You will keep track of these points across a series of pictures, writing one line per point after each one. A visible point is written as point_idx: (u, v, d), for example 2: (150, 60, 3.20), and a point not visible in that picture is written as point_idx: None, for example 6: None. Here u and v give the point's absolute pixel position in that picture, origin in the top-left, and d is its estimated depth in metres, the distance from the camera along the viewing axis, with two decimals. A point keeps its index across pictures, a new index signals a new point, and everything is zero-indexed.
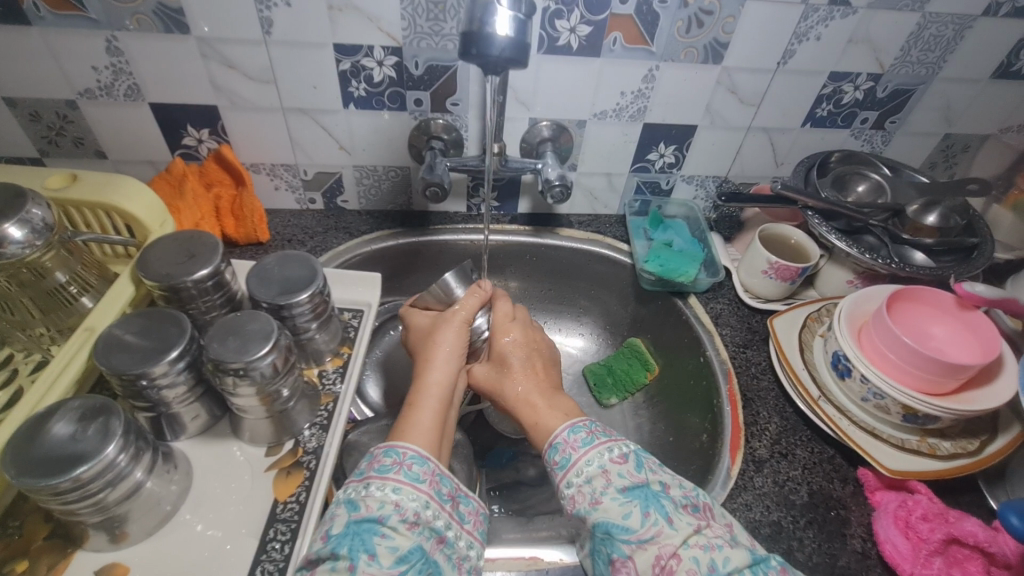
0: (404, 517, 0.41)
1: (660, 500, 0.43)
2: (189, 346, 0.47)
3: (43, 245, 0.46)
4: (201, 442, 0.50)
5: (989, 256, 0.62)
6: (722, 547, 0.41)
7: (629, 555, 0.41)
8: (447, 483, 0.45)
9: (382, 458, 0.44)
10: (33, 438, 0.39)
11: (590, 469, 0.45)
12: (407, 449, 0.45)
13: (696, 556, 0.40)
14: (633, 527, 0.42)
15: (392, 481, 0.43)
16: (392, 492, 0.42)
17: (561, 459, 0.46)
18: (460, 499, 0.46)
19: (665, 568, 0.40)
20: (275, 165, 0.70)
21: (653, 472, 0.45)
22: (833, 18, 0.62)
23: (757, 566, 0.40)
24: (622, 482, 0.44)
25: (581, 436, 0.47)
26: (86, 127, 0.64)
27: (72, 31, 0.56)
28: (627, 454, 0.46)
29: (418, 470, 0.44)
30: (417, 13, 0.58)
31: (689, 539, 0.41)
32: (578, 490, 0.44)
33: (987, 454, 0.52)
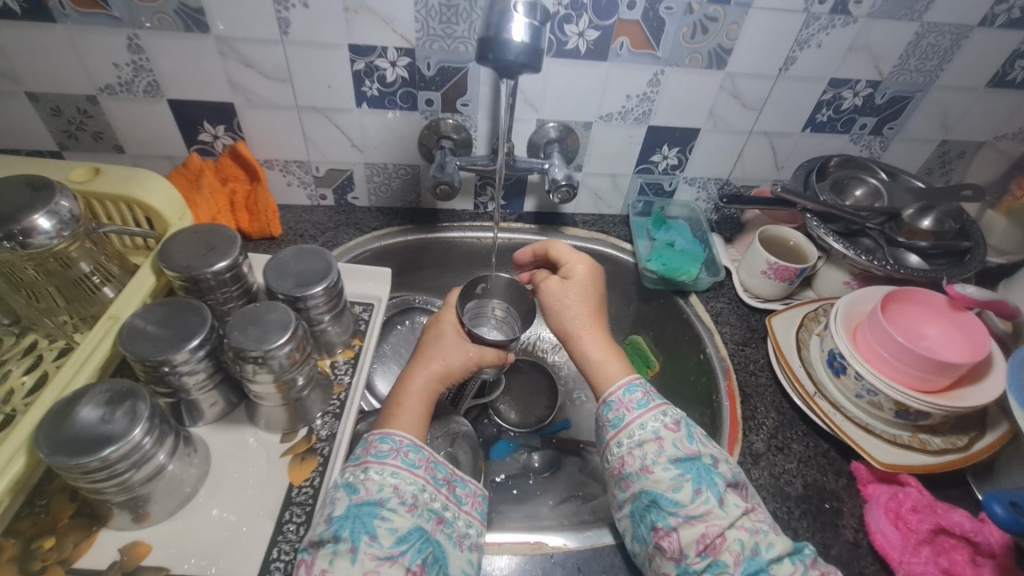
0: (402, 500, 0.43)
1: (713, 478, 0.46)
2: (209, 335, 0.49)
3: (70, 235, 0.47)
4: (218, 428, 0.52)
5: (982, 259, 0.65)
6: (765, 533, 0.44)
7: (674, 528, 0.44)
8: (441, 469, 0.48)
9: (378, 445, 0.46)
10: (62, 420, 0.41)
11: (644, 434, 0.48)
12: (403, 437, 0.47)
13: (740, 537, 0.43)
14: (683, 501, 0.45)
15: (391, 466, 0.45)
16: (390, 476, 0.44)
17: (614, 420, 0.50)
18: (456, 482, 0.48)
19: (710, 546, 0.43)
20: (289, 162, 0.72)
21: (704, 447, 0.48)
22: (834, 26, 0.64)
23: (797, 555, 0.44)
24: (675, 453, 0.47)
25: (637, 399, 0.50)
26: (106, 122, 0.66)
27: (96, 29, 0.58)
28: (680, 423, 0.49)
29: (413, 456, 0.46)
30: (431, 16, 0.59)
31: (736, 521, 0.44)
32: (629, 453, 0.48)
33: (976, 450, 0.54)
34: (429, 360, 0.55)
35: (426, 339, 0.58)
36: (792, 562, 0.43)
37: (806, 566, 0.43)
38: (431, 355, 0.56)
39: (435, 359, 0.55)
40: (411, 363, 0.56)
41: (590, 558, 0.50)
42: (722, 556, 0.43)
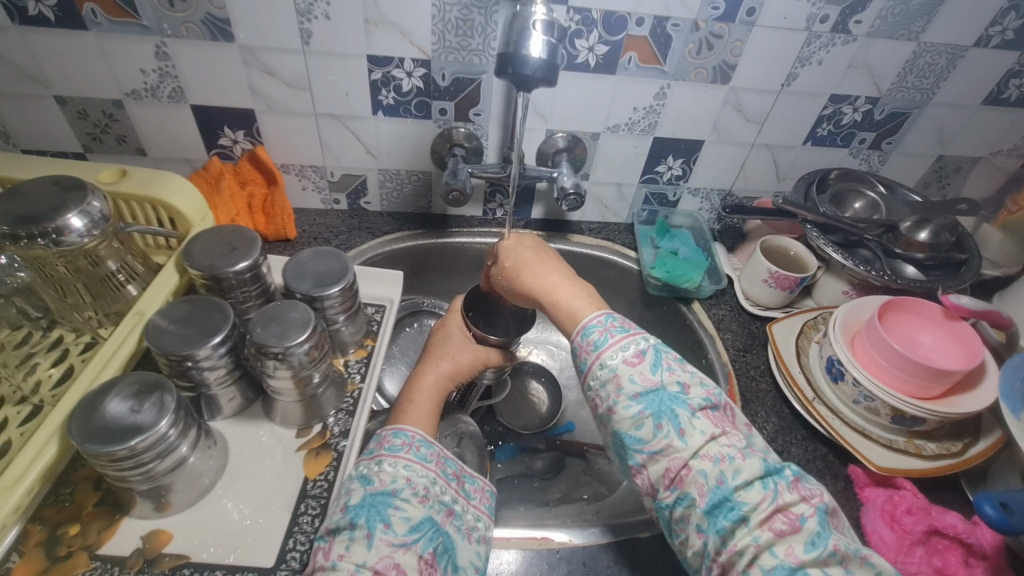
0: (415, 491, 0.45)
1: (675, 409, 0.43)
2: (231, 332, 0.51)
3: (99, 234, 0.49)
4: (235, 423, 0.53)
5: (976, 271, 0.67)
6: (734, 458, 0.41)
7: (643, 465, 0.43)
8: (451, 464, 0.49)
9: (391, 439, 0.48)
10: (92, 411, 0.42)
11: (604, 373, 0.46)
12: (415, 432, 0.49)
13: (705, 469, 0.40)
14: (646, 439, 0.43)
15: (404, 459, 0.46)
16: (403, 469, 0.46)
17: (580, 363, 0.48)
18: (465, 478, 0.50)
19: (676, 479, 0.41)
20: (305, 167, 0.74)
21: (670, 376, 0.45)
22: (834, 45, 0.66)
23: (770, 478, 0.40)
24: (633, 388, 0.44)
25: (594, 338, 0.47)
26: (130, 125, 0.68)
27: (125, 37, 0.60)
28: (644, 353, 0.46)
29: (425, 451, 0.48)
30: (447, 29, 0.62)
31: (701, 450, 0.41)
32: (596, 396, 0.46)
33: (970, 456, 0.55)
34: (438, 359, 0.57)
35: (432, 341, 0.60)
36: (763, 487, 0.39)
37: (780, 490, 0.39)
38: (439, 354, 0.58)
39: (444, 358, 0.57)
40: (420, 363, 0.58)
41: (594, 556, 0.52)
42: (688, 489, 0.41)
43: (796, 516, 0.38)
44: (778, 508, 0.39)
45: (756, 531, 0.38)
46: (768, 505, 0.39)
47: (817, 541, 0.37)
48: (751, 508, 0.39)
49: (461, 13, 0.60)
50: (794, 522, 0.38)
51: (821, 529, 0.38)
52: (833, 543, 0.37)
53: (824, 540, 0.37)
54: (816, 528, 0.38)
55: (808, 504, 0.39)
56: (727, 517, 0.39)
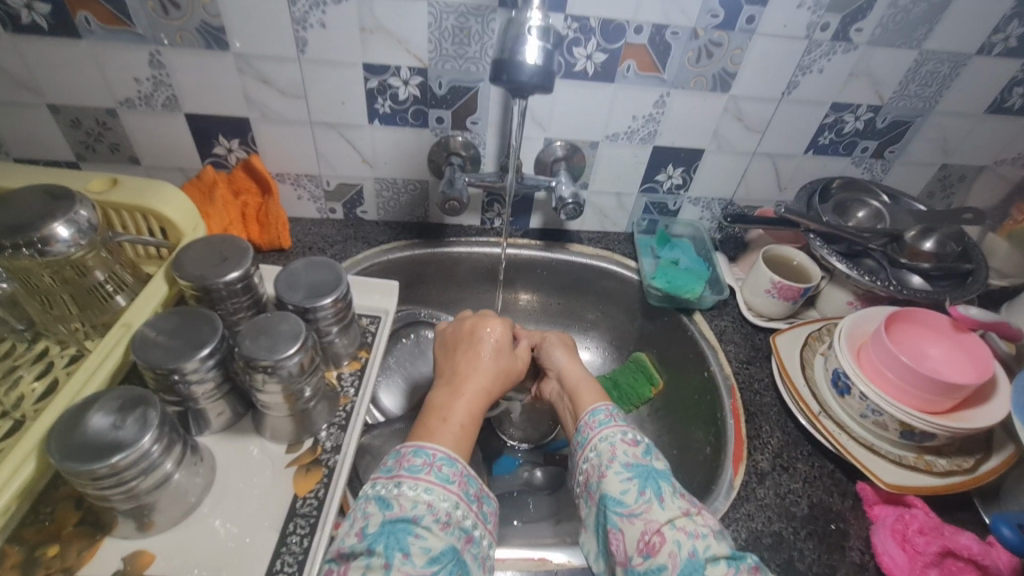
0: (436, 517, 0.43)
1: (659, 482, 0.46)
2: (220, 345, 0.49)
3: (87, 244, 0.48)
4: (224, 438, 0.52)
5: (984, 282, 0.65)
6: (706, 536, 0.43)
7: (620, 528, 0.45)
8: (473, 483, 0.47)
9: (411, 458, 0.46)
10: (73, 426, 0.41)
11: (603, 445, 0.50)
12: (437, 450, 0.47)
13: (678, 538, 0.42)
14: (628, 502, 0.45)
15: (425, 482, 0.45)
16: (424, 493, 0.44)
17: (580, 436, 0.52)
18: (484, 499, 0.48)
19: (650, 545, 0.43)
20: (300, 176, 0.73)
21: (661, 458, 0.49)
22: (835, 53, 0.65)
23: (736, 559, 0.42)
24: (626, 459, 0.48)
25: (599, 418, 0.52)
26: (123, 134, 0.67)
27: (118, 45, 0.59)
28: (640, 438, 0.50)
29: (447, 471, 0.46)
30: (443, 37, 0.61)
31: (676, 522, 0.43)
32: (590, 465, 0.49)
33: (982, 473, 0.54)
34: (469, 383, 0.55)
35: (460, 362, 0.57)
36: (728, 564, 0.41)
37: (742, 569, 0.41)
38: (472, 377, 0.55)
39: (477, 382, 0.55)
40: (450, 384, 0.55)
41: None
42: (660, 558, 0.42)
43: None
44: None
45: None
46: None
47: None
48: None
49: (457, 21, 0.60)
50: None
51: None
52: None
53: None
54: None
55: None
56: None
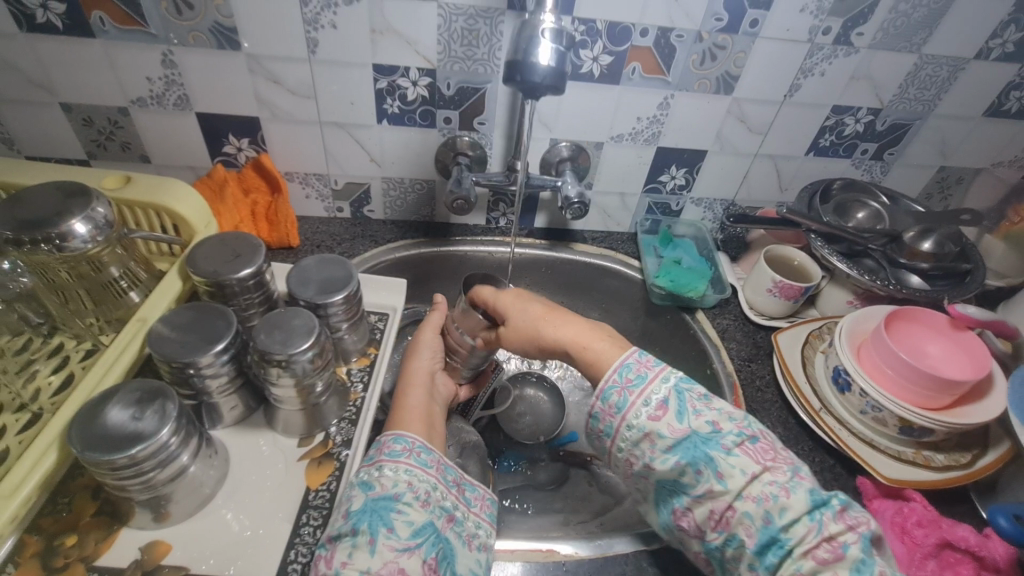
0: (417, 495, 0.44)
1: (709, 453, 0.43)
2: (233, 340, 0.50)
3: (103, 240, 0.49)
4: (236, 432, 0.53)
5: (981, 282, 0.67)
6: (778, 496, 0.41)
7: (688, 508, 0.45)
8: (451, 471, 0.49)
9: (391, 444, 0.47)
10: (92, 418, 0.42)
11: (633, 434, 0.46)
12: (415, 438, 0.48)
13: (749, 510, 0.42)
14: (689, 485, 0.44)
15: (405, 464, 0.46)
16: (404, 473, 0.45)
17: (605, 425, 0.48)
18: (465, 486, 0.50)
19: (722, 521, 0.43)
20: (309, 175, 0.74)
21: (698, 417, 0.45)
22: (836, 56, 0.67)
23: (816, 510, 0.41)
24: (665, 442, 0.45)
25: (613, 401, 0.47)
26: (134, 133, 0.68)
27: (132, 44, 0.60)
28: (666, 403, 0.46)
29: (426, 457, 0.47)
30: (452, 39, 0.62)
31: (743, 492, 0.42)
32: (629, 454, 0.47)
33: (979, 467, 0.55)
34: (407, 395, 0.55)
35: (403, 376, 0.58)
36: (809, 520, 0.40)
37: (824, 520, 0.40)
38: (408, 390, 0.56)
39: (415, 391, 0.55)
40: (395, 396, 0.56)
41: (600, 568, 0.51)
42: (734, 530, 0.42)
43: (840, 544, 0.40)
44: (824, 538, 0.40)
45: (801, 561, 0.40)
46: (814, 537, 0.40)
47: (863, 568, 0.39)
48: (796, 542, 0.40)
49: (466, 23, 0.61)
50: (837, 551, 0.40)
51: (864, 556, 0.39)
52: (879, 568, 0.39)
53: (870, 566, 0.39)
54: (861, 556, 0.39)
55: (853, 531, 0.40)
56: (775, 553, 0.41)
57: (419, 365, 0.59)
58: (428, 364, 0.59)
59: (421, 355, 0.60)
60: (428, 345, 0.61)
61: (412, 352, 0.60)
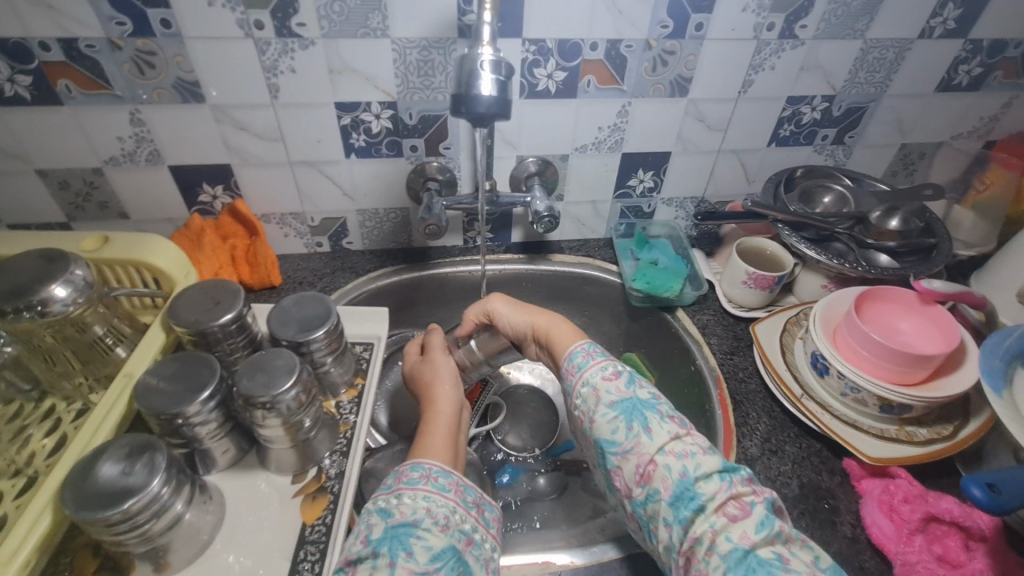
0: (435, 520, 0.43)
1: (644, 413, 0.46)
2: (219, 386, 0.51)
3: (84, 301, 0.51)
4: (231, 475, 0.54)
5: (948, 254, 0.68)
6: (696, 454, 0.43)
7: (617, 466, 0.46)
8: (470, 492, 0.49)
9: (409, 473, 0.47)
10: (85, 477, 0.43)
11: (585, 390, 0.49)
12: (433, 463, 0.48)
13: (669, 463, 0.43)
14: (619, 441, 0.45)
15: (422, 491, 0.45)
16: (422, 500, 0.45)
17: (565, 386, 0.51)
18: (484, 507, 0.49)
19: (646, 474, 0.44)
20: (285, 215, 0.76)
21: (645, 388, 0.48)
22: (783, 50, 0.68)
23: (728, 472, 0.42)
24: (609, 398, 0.47)
25: (576, 362, 0.51)
26: (110, 192, 0.70)
27: (99, 108, 0.62)
28: (620, 370, 0.49)
29: (444, 481, 0.47)
30: (409, 71, 0.64)
31: (666, 447, 0.44)
32: (580, 412, 0.49)
33: (961, 438, 0.56)
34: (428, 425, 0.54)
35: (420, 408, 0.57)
36: (720, 478, 0.41)
37: (734, 481, 0.42)
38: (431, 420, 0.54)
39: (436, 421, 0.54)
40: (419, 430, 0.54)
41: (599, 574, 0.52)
42: (655, 484, 0.43)
43: (747, 502, 0.41)
44: (732, 496, 0.41)
45: (713, 518, 0.40)
46: (725, 494, 0.41)
47: (766, 523, 0.39)
48: (708, 497, 0.41)
49: (420, 55, 0.63)
50: (745, 508, 0.40)
51: (766, 515, 0.40)
52: (779, 524, 0.39)
53: (772, 522, 0.40)
54: (764, 512, 0.40)
55: (759, 495, 0.41)
56: (688, 507, 0.41)
57: (446, 396, 0.57)
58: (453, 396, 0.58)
59: (444, 385, 0.59)
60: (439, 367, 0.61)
61: (432, 382, 0.59)
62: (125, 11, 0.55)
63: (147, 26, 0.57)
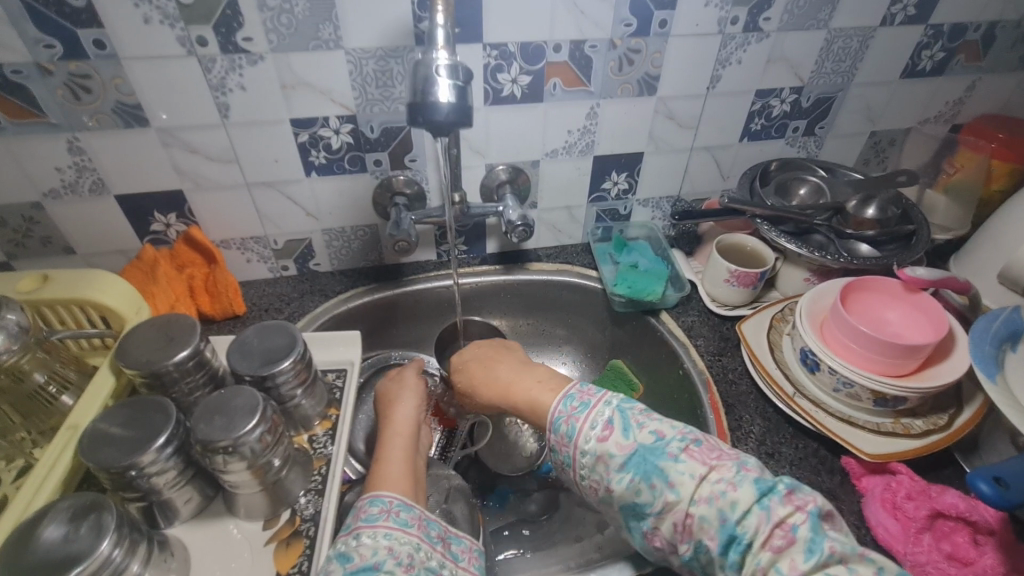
0: (399, 560, 0.41)
1: (659, 465, 0.43)
2: (176, 430, 0.47)
3: (20, 347, 0.46)
4: (196, 525, 0.49)
5: (927, 240, 0.67)
6: (728, 491, 0.40)
7: (654, 527, 0.43)
8: (434, 526, 0.46)
9: (367, 509, 0.45)
10: (24, 546, 0.39)
11: (588, 459, 0.47)
12: (393, 497, 0.46)
13: (704, 513, 0.40)
14: (648, 503, 0.43)
15: (383, 528, 0.43)
16: (384, 539, 0.42)
17: (564, 458, 0.49)
18: (450, 539, 0.47)
19: (687, 529, 0.42)
20: (245, 239, 0.72)
21: (643, 430, 0.46)
22: (749, 43, 0.67)
23: (764, 498, 0.40)
24: (616, 461, 0.45)
25: (564, 432, 0.48)
26: (53, 226, 0.65)
27: (33, 137, 0.57)
28: (611, 422, 0.47)
29: (405, 516, 0.45)
30: (367, 82, 0.61)
31: (695, 495, 0.41)
32: (592, 481, 0.47)
33: (958, 427, 0.54)
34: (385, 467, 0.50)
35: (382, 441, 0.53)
36: (758, 511, 0.39)
37: (773, 507, 0.39)
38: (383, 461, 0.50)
39: (394, 462, 0.50)
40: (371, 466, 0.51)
41: None
42: (698, 536, 0.41)
43: (791, 526, 0.38)
44: (776, 525, 0.38)
45: (761, 555, 0.38)
46: (767, 526, 0.38)
47: (815, 547, 0.37)
48: (753, 534, 0.39)
49: (378, 65, 0.60)
50: (790, 535, 0.38)
51: (816, 534, 0.38)
52: (831, 545, 0.37)
53: (821, 543, 0.37)
54: (810, 535, 0.37)
55: (803, 511, 0.39)
56: (736, 550, 0.39)
57: (405, 415, 0.56)
58: (413, 414, 0.57)
59: (405, 404, 0.57)
60: (410, 395, 0.59)
61: (392, 400, 0.58)
62: (54, 32, 0.52)
63: (79, 48, 0.53)
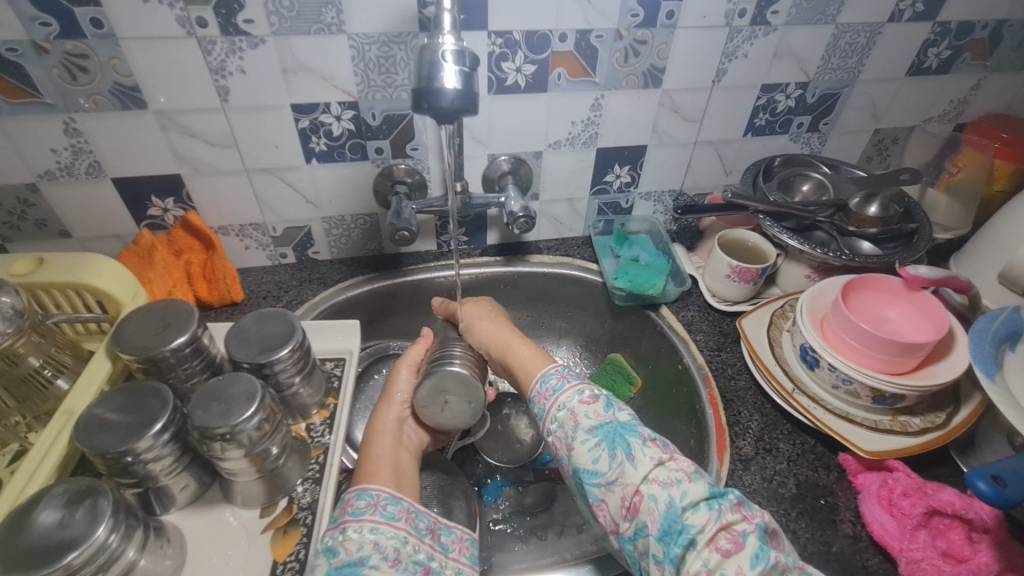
0: (384, 555, 0.41)
1: (626, 438, 0.44)
2: (172, 417, 0.47)
3: (15, 331, 0.45)
4: (192, 512, 0.49)
5: (929, 238, 0.67)
6: (682, 481, 0.41)
7: (602, 498, 0.44)
8: (422, 518, 0.46)
9: (355, 502, 0.44)
10: (19, 530, 0.39)
11: (562, 415, 0.48)
12: (380, 490, 0.45)
13: (654, 494, 0.41)
14: (602, 471, 0.44)
15: (370, 522, 0.43)
16: (370, 533, 0.42)
17: (539, 411, 0.51)
18: (440, 530, 0.47)
19: (632, 507, 0.42)
20: (244, 226, 0.71)
21: (622, 410, 0.47)
22: (756, 37, 0.67)
23: (715, 499, 0.40)
24: (588, 423, 0.46)
25: (552, 385, 0.51)
26: (49, 209, 0.64)
27: (29, 118, 0.56)
28: (597, 394, 0.49)
29: (393, 509, 0.44)
30: (369, 68, 0.60)
31: (650, 475, 0.42)
32: (556, 438, 0.48)
33: (955, 425, 0.55)
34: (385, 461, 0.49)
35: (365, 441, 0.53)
36: (708, 508, 0.40)
37: (723, 509, 0.40)
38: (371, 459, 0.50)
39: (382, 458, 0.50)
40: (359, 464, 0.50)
41: None
42: (642, 517, 0.41)
43: (739, 533, 0.39)
44: (723, 527, 0.39)
45: (704, 552, 0.38)
46: (714, 525, 0.39)
47: (761, 554, 0.38)
48: (698, 530, 0.39)
49: (381, 50, 0.59)
50: (738, 540, 0.38)
51: (762, 544, 0.38)
52: (776, 555, 0.38)
53: (768, 553, 0.38)
54: (758, 542, 0.38)
55: (750, 522, 0.40)
56: (678, 543, 0.39)
57: (389, 414, 0.55)
58: (397, 412, 0.56)
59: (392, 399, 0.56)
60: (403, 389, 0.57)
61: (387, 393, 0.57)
62: (49, 10, 0.51)
63: (76, 27, 0.52)
